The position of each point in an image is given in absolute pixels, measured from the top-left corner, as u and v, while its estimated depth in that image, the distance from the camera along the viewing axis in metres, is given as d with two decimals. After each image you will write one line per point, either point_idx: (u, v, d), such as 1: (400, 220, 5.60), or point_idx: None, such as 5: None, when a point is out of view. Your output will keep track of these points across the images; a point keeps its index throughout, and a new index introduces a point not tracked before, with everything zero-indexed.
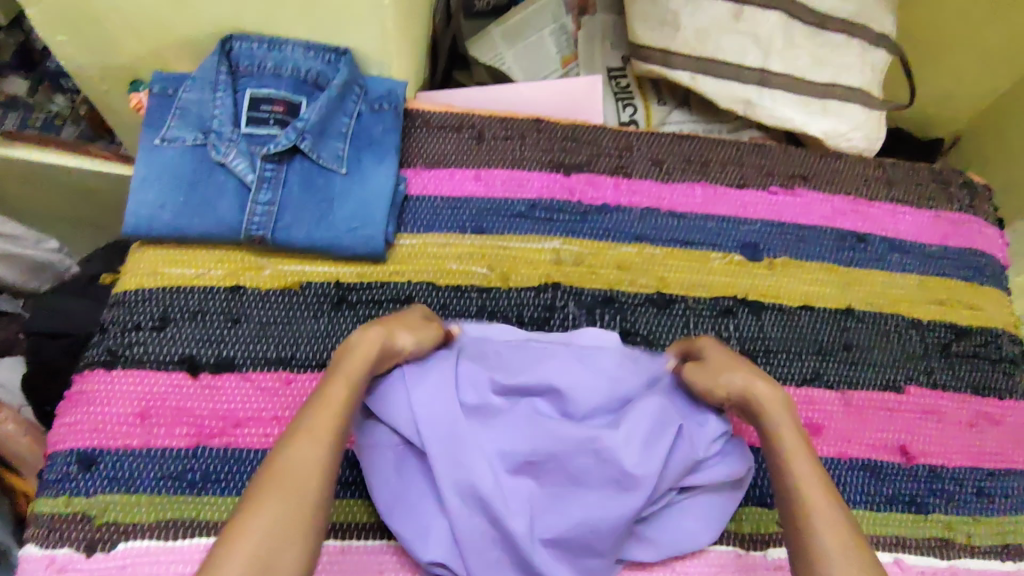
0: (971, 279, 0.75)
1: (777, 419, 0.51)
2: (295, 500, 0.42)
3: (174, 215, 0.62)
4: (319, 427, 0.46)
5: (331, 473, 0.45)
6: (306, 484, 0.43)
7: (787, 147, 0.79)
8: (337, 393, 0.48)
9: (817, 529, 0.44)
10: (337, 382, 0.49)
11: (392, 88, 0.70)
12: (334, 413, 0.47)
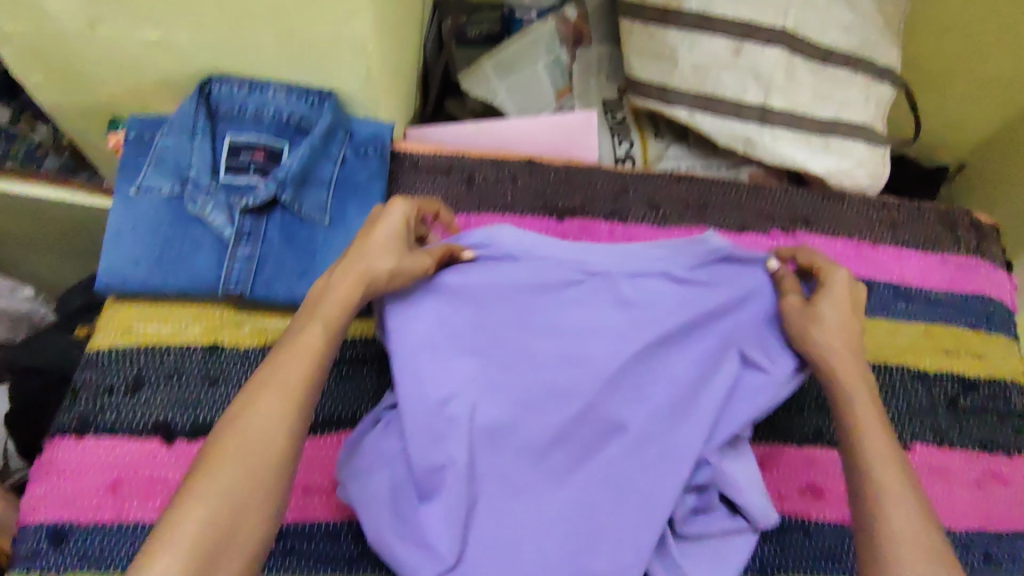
0: (979, 327, 0.72)
1: (853, 394, 0.51)
2: (255, 453, 0.42)
3: (150, 272, 0.59)
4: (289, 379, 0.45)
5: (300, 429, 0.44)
6: (270, 445, 0.43)
7: (790, 188, 0.76)
8: (313, 340, 0.47)
9: (884, 509, 0.46)
10: (315, 324, 0.47)
11: (379, 131, 0.66)
12: (307, 364, 0.46)
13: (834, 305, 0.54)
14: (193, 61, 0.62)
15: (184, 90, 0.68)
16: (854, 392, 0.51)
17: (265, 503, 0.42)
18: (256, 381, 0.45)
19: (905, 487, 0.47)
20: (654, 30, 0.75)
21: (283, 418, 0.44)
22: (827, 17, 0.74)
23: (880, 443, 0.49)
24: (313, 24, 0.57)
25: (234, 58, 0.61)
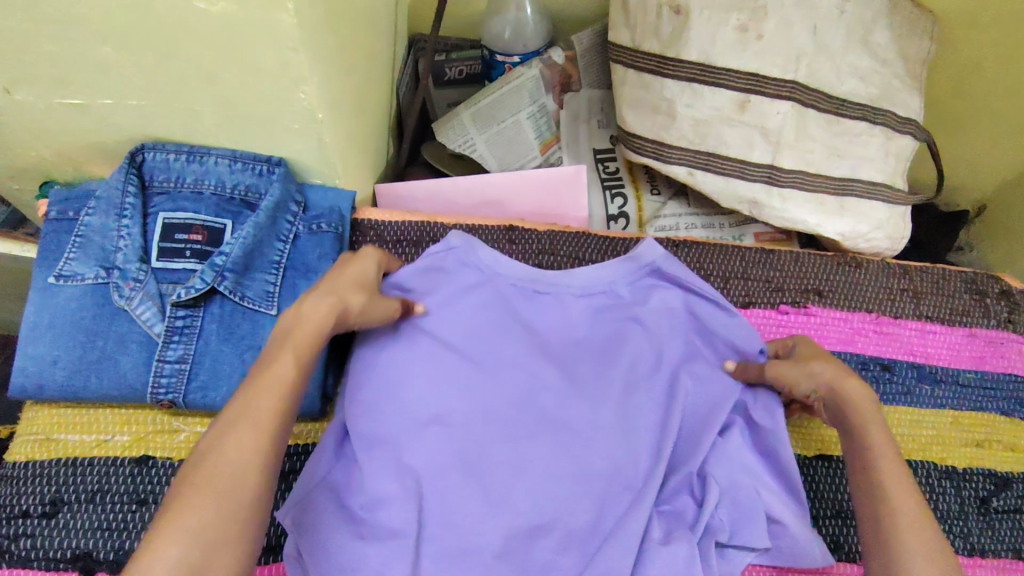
0: (1012, 413, 0.65)
1: (866, 413, 0.47)
2: (227, 494, 0.34)
3: (68, 373, 0.52)
4: (262, 409, 0.38)
5: (271, 466, 0.37)
6: (242, 480, 0.35)
7: (801, 253, 0.68)
8: (285, 370, 0.40)
9: (908, 539, 0.40)
10: (287, 353, 0.42)
11: (337, 203, 0.60)
12: (280, 398, 0.39)
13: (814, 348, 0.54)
14: (124, 127, 0.55)
15: (120, 154, 0.61)
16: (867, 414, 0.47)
17: (240, 544, 0.34)
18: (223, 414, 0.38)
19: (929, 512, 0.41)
20: (649, 80, 0.68)
21: (255, 451, 0.36)
22: (843, 65, 0.66)
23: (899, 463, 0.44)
24: (255, 93, 0.50)
25: (170, 124, 0.54)
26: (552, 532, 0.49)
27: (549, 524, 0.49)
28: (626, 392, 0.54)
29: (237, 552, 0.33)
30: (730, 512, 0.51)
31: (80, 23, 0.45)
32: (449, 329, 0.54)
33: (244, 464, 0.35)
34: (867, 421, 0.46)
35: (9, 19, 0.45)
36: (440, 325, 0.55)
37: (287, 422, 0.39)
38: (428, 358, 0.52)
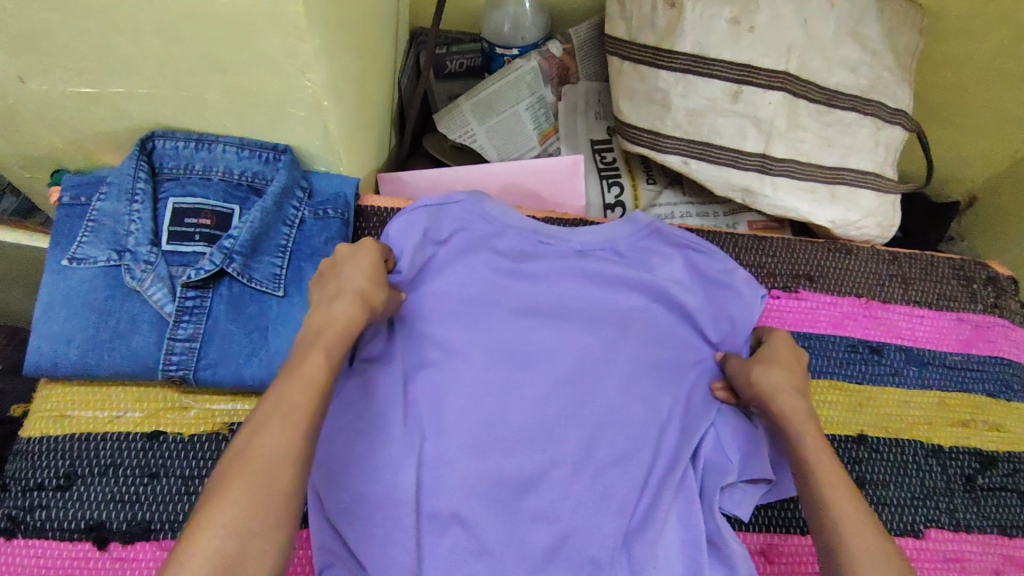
0: (998, 394, 0.67)
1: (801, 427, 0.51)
2: (265, 482, 0.37)
3: (82, 352, 0.53)
4: (295, 407, 0.41)
5: (308, 461, 0.40)
6: (278, 472, 0.38)
7: (792, 240, 0.70)
8: (314, 371, 0.43)
9: (848, 545, 0.42)
10: (317, 353, 0.44)
11: (341, 189, 0.61)
12: (312, 393, 0.42)
13: (783, 351, 0.56)
14: (134, 115, 0.57)
15: (132, 142, 0.63)
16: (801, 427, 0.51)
17: (274, 536, 0.36)
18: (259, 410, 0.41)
19: (867, 518, 0.44)
20: (644, 72, 0.70)
21: (292, 445, 0.39)
22: (834, 57, 0.68)
23: (834, 472, 0.47)
24: (263, 81, 0.52)
25: (180, 112, 0.56)
26: (545, 486, 0.54)
27: (545, 477, 0.54)
28: (617, 362, 0.58)
29: (275, 541, 0.36)
30: (740, 447, 0.56)
31: (95, 13, 0.46)
32: (448, 298, 0.59)
33: (281, 456, 0.38)
34: (805, 435, 0.50)
35: (27, 9, 0.47)
36: (444, 290, 0.59)
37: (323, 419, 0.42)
38: (437, 323, 0.57)
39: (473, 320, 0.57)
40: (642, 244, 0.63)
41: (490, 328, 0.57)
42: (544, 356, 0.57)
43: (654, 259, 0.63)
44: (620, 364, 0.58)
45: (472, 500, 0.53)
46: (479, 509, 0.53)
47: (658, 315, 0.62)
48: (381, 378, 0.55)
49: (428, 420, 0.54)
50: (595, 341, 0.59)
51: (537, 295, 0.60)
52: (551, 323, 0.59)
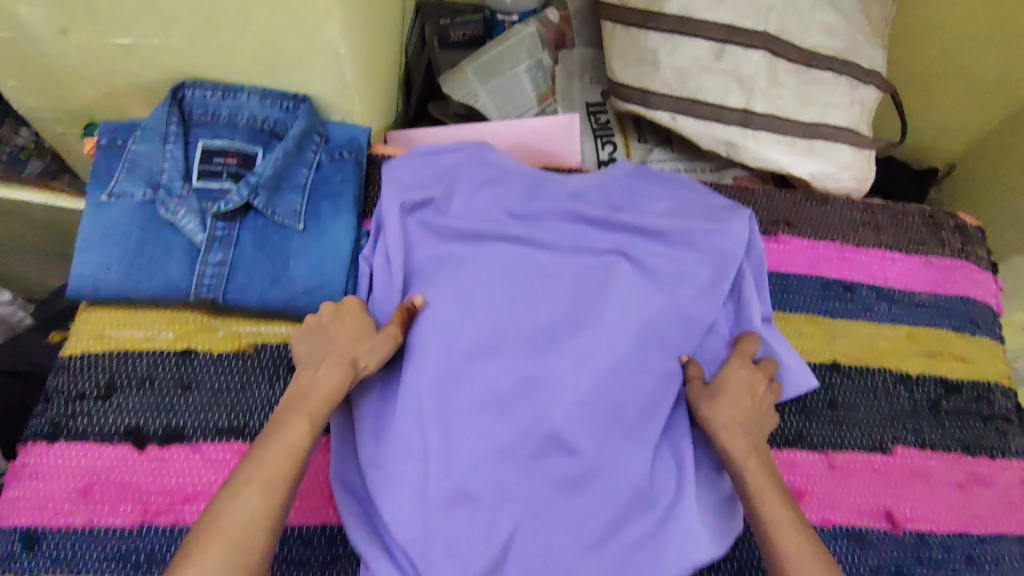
0: (964, 329, 0.72)
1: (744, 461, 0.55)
2: (236, 545, 0.42)
3: (121, 276, 0.59)
4: (287, 447, 0.47)
5: (276, 527, 0.45)
6: (245, 536, 0.43)
7: (772, 190, 0.76)
8: (296, 438, 0.48)
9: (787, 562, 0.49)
10: (300, 418, 0.49)
11: (355, 136, 0.67)
12: (288, 458, 0.47)
13: (734, 385, 0.60)
14: (167, 66, 0.62)
15: (161, 94, 0.68)
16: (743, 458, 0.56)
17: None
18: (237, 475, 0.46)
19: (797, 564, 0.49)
20: (635, 34, 0.75)
21: (263, 510, 0.44)
22: (811, 20, 0.73)
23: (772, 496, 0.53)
24: (287, 31, 0.57)
25: (208, 62, 0.61)
26: (544, 395, 0.59)
27: (546, 396, 0.59)
28: (615, 291, 0.63)
29: None
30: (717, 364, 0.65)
31: None
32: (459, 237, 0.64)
33: (251, 518, 0.43)
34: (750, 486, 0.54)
35: None
36: (452, 230, 0.65)
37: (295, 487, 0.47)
38: (446, 257, 0.63)
39: (476, 256, 0.63)
40: (635, 189, 0.71)
41: (492, 261, 0.63)
42: (543, 288, 0.63)
43: (645, 199, 0.70)
44: (617, 294, 0.63)
45: (473, 403, 0.57)
46: (480, 410, 0.57)
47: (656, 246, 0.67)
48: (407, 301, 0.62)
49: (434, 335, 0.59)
50: (589, 274, 0.64)
51: (535, 238, 0.65)
52: (548, 257, 0.65)
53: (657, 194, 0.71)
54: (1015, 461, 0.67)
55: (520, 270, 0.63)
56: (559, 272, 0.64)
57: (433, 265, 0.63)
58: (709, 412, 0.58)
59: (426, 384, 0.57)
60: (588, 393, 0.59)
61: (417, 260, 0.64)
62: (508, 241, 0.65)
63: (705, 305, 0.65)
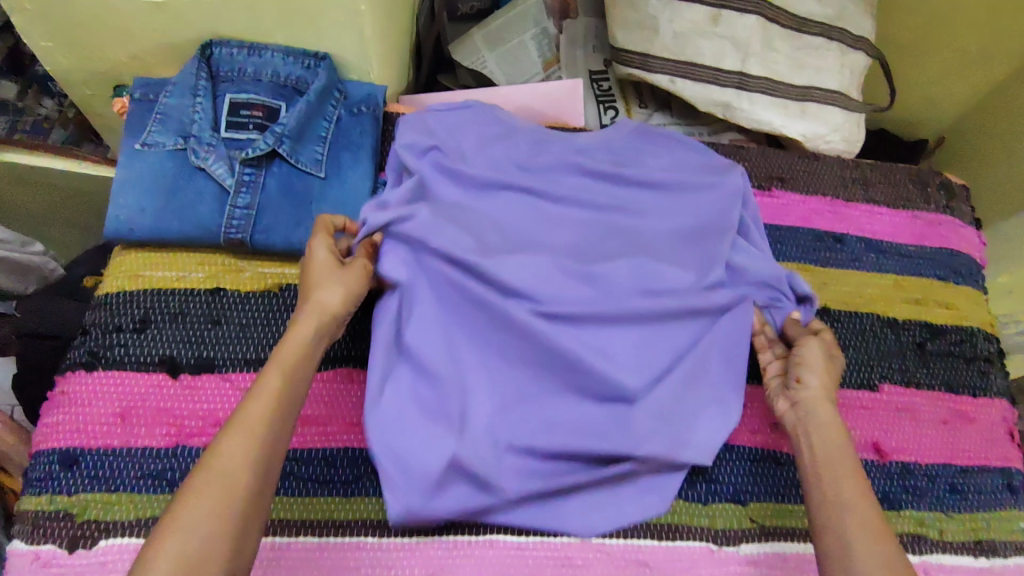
0: (948, 279, 0.76)
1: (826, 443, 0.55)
2: (222, 489, 0.44)
3: (154, 219, 0.62)
4: (253, 424, 0.47)
5: (260, 477, 0.46)
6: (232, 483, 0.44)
7: (766, 149, 0.80)
8: (272, 385, 0.49)
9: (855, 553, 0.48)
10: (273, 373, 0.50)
11: (372, 93, 0.70)
12: (269, 407, 0.48)
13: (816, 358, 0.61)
14: (196, 26, 0.65)
15: (187, 55, 0.71)
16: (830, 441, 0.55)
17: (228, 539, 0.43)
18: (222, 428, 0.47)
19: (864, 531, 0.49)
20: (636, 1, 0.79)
21: (245, 458, 0.45)
22: None
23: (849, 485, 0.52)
24: None
25: (237, 21, 0.65)
26: (560, 323, 0.61)
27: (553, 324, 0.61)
28: (615, 244, 0.67)
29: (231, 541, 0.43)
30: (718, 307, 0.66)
31: None
32: (467, 189, 0.68)
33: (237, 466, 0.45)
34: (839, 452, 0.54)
35: None
36: (460, 183, 0.68)
37: (278, 432, 0.48)
38: (458, 205, 0.67)
39: (483, 207, 0.67)
40: (634, 146, 0.74)
41: (499, 213, 0.67)
42: (546, 237, 0.67)
43: (645, 154, 0.73)
44: (615, 248, 0.66)
45: (492, 330, 0.61)
46: (501, 334, 0.60)
47: (655, 201, 0.70)
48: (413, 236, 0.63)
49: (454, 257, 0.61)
50: (589, 225, 0.67)
51: (537, 190, 0.68)
52: (552, 209, 0.68)
53: (657, 151, 0.74)
54: (995, 399, 0.71)
55: (524, 222, 0.67)
56: (559, 223, 0.67)
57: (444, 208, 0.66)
58: (810, 387, 0.59)
59: (448, 308, 0.61)
60: (595, 322, 0.61)
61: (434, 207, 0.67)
62: (514, 193, 0.68)
63: (706, 252, 0.67)
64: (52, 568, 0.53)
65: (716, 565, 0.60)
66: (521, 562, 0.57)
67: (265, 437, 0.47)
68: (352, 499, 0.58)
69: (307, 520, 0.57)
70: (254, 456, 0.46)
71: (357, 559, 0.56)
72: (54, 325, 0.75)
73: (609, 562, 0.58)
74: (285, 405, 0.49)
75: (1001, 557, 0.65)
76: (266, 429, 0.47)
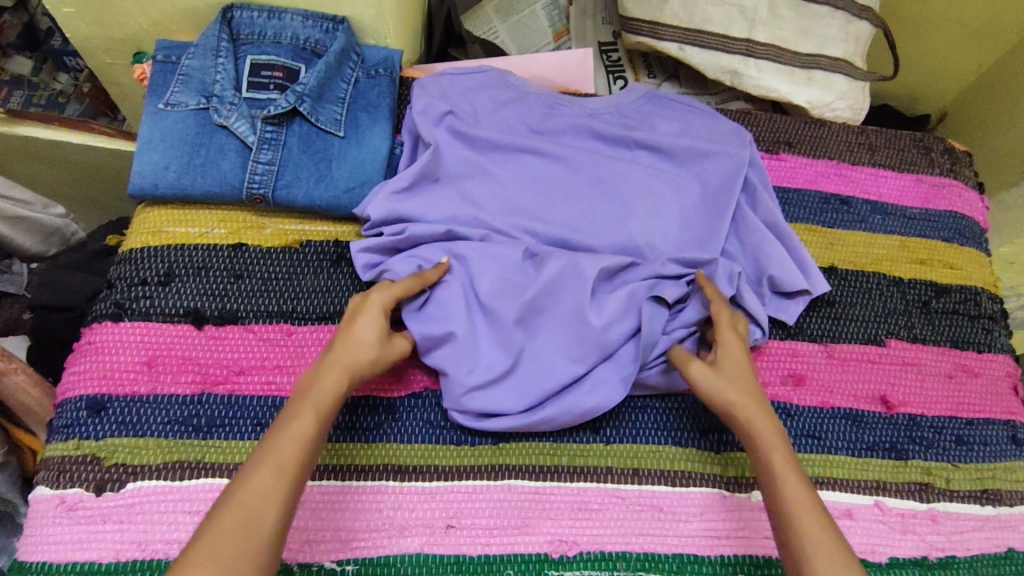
0: (953, 241, 0.77)
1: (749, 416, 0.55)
2: (251, 527, 0.43)
3: (178, 175, 0.64)
4: (285, 460, 0.46)
5: (286, 512, 0.45)
6: (258, 522, 0.43)
7: (773, 115, 0.81)
8: (305, 421, 0.49)
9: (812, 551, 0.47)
10: (306, 410, 0.49)
11: (388, 56, 0.72)
12: (297, 445, 0.47)
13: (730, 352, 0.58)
14: None
15: (206, 20, 0.72)
16: (753, 416, 0.54)
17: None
18: (249, 461, 0.46)
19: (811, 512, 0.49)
20: None
21: (273, 497, 0.45)
22: None
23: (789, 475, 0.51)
24: None
25: None
26: (563, 284, 0.62)
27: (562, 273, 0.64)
28: (618, 208, 0.68)
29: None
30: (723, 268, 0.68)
31: None
32: (481, 155, 0.69)
33: (264, 505, 0.44)
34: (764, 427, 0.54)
35: None
36: (472, 146, 0.69)
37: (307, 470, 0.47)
38: (474, 169, 0.68)
39: (493, 174, 0.68)
40: (645, 110, 0.75)
41: (505, 181, 0.68)
42: (557, 200, 0.68)
43: (655, 118, 0.75)
44: (621, 212, 0.67)
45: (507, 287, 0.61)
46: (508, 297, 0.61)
47: (665, 166, 0.71)
48: (430, 209, 0.65)
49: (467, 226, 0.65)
50: (594, 189, 0.69)
51: (546, 155, 0.69)
52: (564, 172, 0.69)
53: (667, 114, 0.75)
54: (999, 355, 0.73)
55: (534, 184, 0.68)
56: (571, 187, 0.68)
57: (459, 181, 0.67)
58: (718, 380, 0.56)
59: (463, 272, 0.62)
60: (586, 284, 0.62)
61: (451, 167, 0.68)
62: (528, 155, 0.69)
63: (710, 216, 0.69)
64: (79, 511, 0.54)
65: (728, 510, 0.60)
66: (537, 505, 0.58)
67: (294, 475, 0.46)
68: (373, 445, 0.59)
69: (330, 464, 0.58)
70: (280, 499, 0.45)
71: (378, 503, 0.57)
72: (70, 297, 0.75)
73: (625, 506, 0.59)
74: (316, 440, 0.49)
75: (1006, 505, 0.66)
76: (295, 470, 0.46)
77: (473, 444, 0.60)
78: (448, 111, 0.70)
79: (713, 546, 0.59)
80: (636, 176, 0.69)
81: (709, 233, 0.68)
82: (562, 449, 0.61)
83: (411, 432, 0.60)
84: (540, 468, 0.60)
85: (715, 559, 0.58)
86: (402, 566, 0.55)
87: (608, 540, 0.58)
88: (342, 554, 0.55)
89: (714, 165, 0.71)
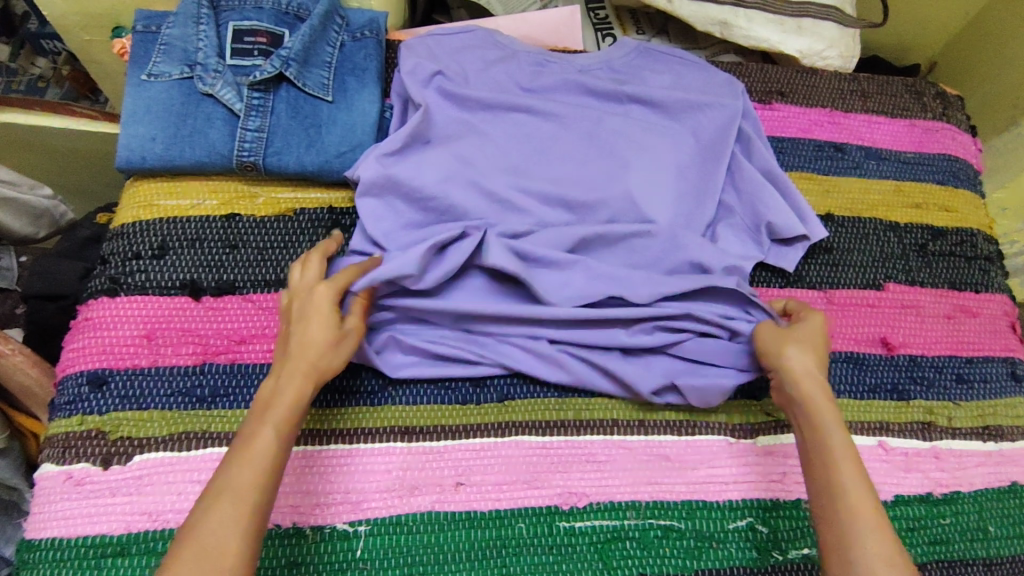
0: (948, 184, 0.77)
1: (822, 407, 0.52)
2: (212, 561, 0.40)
3: (165, 147, 0.63)
4: (246, 483, 0.43)
5: (252, 546, 0.42)
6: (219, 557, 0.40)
7: (765, 65, 0.80)
8: (266, 441, 0.46)
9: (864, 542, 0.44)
10: (266, 427, 0.47)
11: (373, 18, 0.71)
12: (258, 469, 0.44)
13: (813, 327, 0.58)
14: None
15: None
16: (826, 419, 0.51)
17: None
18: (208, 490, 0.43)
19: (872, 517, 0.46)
20: None
21: (237, 527, 0.41)
22: None
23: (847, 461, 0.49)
24: None
25: None
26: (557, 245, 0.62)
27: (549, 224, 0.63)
28: (611, 163, 0.67)
29: None
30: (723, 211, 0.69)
31: None
32: (471, 115, 0.68)
33: (223, 536, 0.41)
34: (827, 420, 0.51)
35: None
36: (462, 106, 0.68)
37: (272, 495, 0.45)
38: (466, 130, 0.67)
39: (479, 133, 0.67)
40: (635, 64, 0.74)
41: (498, 141, 0.67)
42: (549, 157, 0.67)
43: (646, 71, 0.74)
44: (616, 167, 0.66)
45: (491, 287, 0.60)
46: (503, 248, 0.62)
47: (659, 118, 0.71)
48: (414, 171, 0.64)
49: (464, 198, 0.63)
50: (585, 145, 0.68)
51: (535, 115, 0.69)
52: (557, 129, 0.68)
53: (657, 67, 0.74)
54: (997, 295, 0.74)
55: (524, 143, 0.67)
56: (564, 144, 0.68)
57: (449, 142, 0.66)
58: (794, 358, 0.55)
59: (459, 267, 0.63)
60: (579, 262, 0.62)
61: (444, 127, 0.67)
62: (520, 114, 0.68)
63: (706, 167, 0.69)
64: (87, 486, 0.54)
65: (735, 456, 0.61)
66: (546, 459, 0.59)
67: (257, 503, 0.43)
68: (377, 407, 0.59)
69: (336, 428, 0.58)
70: (239, 529, 0.41)
71: (387, 464, 0.57)
72: (58, 283, 0.74)
73: (633, 457, 0.60)
74: (277, 460, 0.46)
75: (1008, 440, 0.67)
76: (258, 492, 0.43)
77: (479, 403, 0.60)
78: (437, 73, 0.69)
79: (722, 492, 0.59)
80: (630, 128, 0.69)
81: (705, 187, 0.68)
82: (568, 404, 0.61)
83: (417, 394, 0.60)
84: (545, 423, 0.60)
85: (724, 504, 0.59)
86: (415, 525, 0.55)
87: (617, 490, 0.58)
88: (354, 516, 0.55)
89: (709, 116, 0.70)
